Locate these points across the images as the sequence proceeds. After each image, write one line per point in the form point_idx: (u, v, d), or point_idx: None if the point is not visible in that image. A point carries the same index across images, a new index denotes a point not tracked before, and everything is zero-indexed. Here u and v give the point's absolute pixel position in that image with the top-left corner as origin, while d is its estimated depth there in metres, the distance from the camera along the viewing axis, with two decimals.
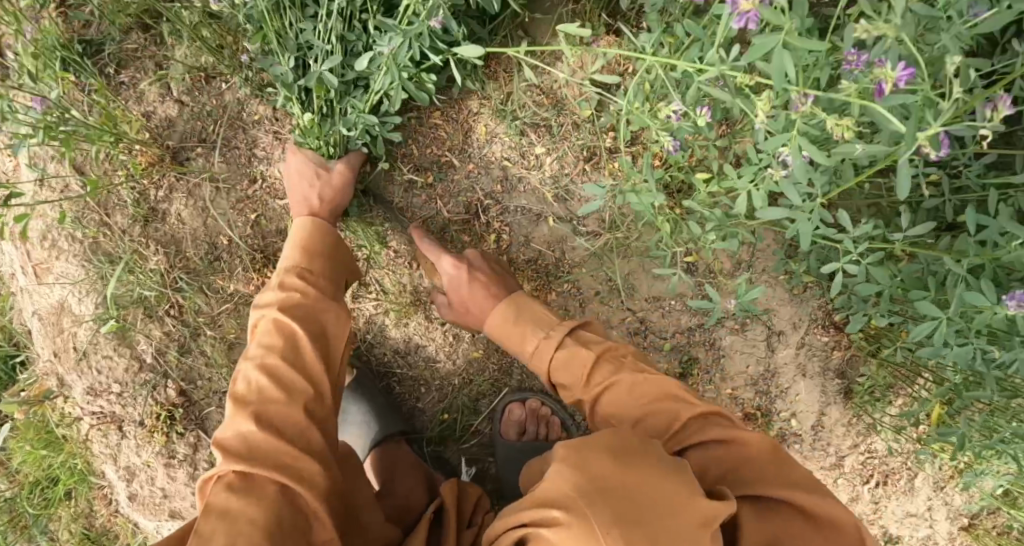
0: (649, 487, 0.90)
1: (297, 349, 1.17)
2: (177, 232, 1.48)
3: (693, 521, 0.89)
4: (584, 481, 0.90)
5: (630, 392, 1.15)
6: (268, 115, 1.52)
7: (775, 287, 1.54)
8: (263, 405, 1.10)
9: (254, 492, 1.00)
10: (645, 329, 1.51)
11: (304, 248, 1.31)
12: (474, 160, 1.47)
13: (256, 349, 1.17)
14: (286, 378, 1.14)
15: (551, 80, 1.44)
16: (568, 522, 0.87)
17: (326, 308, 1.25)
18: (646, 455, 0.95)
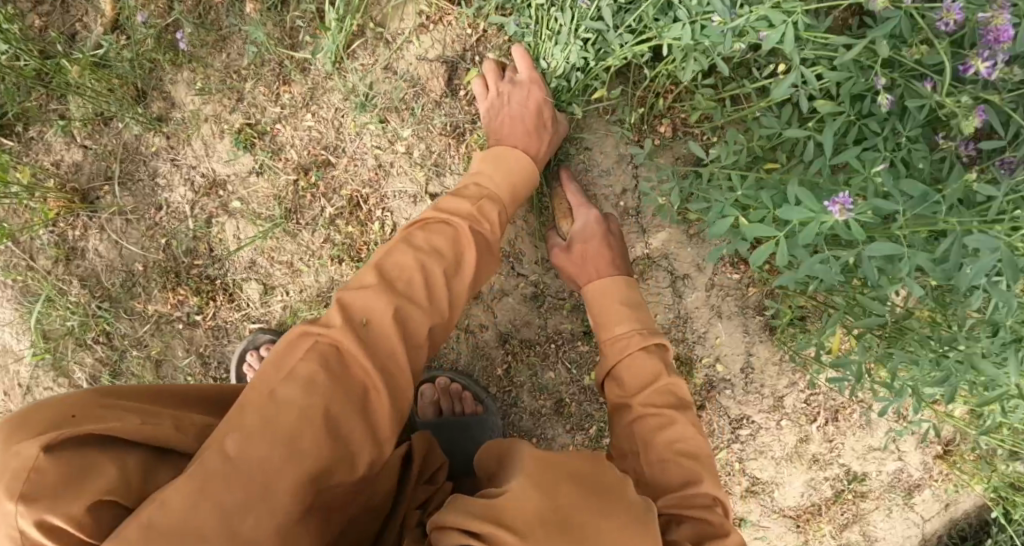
0: (609, 536, 0.84)
1: (456, 262, 1.16)
2: (96, 265, 1.59)
3: None
4: (548, 511, 0.84)
5: (676, 457, 1.10)
6: (163, 145, 1.60)
7: (669, 231, 1.51)
8: (405, 301, 1.09)
9: (331, 386, 0.97)
10: (539, 292, 1.52)
11: (508, 179, 1.32)
12: (349, 154, 1.54)
13: (421, 241, 1.16)
14: (434, 284, 1.13)
15: (408, 65, 1.51)
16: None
17: (492, 245, 1.24)
18: (618, 495, 0.89)
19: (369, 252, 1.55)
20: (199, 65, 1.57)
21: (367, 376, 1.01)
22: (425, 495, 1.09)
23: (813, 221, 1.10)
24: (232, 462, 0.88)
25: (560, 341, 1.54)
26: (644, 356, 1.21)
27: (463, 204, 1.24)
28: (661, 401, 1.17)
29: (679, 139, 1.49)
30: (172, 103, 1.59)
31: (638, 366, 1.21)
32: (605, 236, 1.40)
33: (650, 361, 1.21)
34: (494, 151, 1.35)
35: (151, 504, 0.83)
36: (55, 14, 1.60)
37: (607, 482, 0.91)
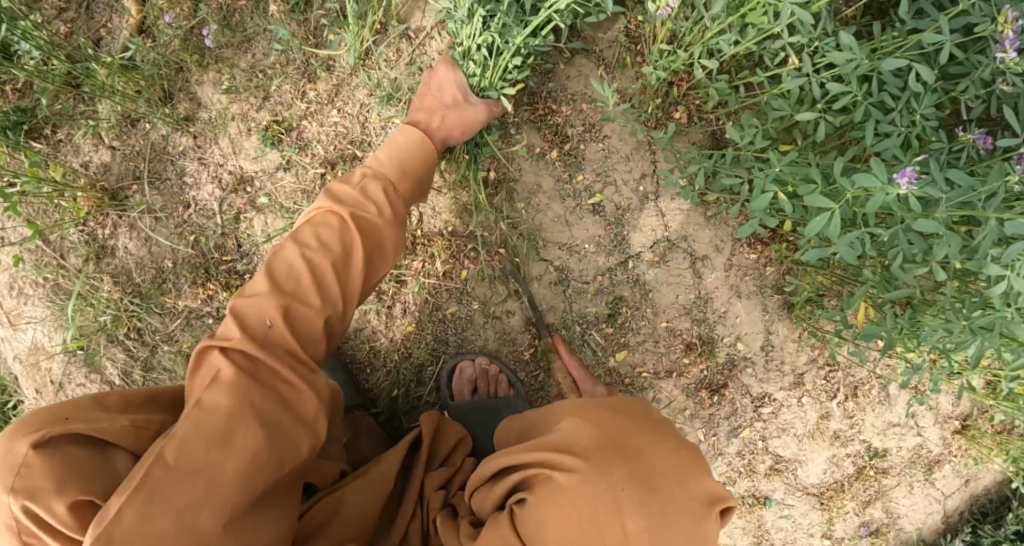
0: (658, 457, 1.03)
1: (345, 255, 1.18)
2: (126, 262, 1.63)
3: (692, 499, 1.01)
4: (602, 440, 1.03)
5: None
6: (190, 145, 1.65)
7: (689, 214, 1.55)
8: (296, 299, 1.12)
9: (249, 387, 1.02)
10: (564, 277, 1.56)
11: (397, 157, 1.29)
12: (374, 148, 1.58)
13: (307, 238, 1.17)
14: (324, 279, 1.15)
15: (430, 59, 1.55)
16: (583, 470, 1.00)
17: (385, 233, 1.22)
18: (660, 428, 1.08)
19: None
20: (225, 65, 1.62)
21: (276, 375, 1.06)
22: (443, 477, 1.22)
23: (880, 193, 1.05)
24: (174, 472, 0.93)
25: (585, 324, 1.57)
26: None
27: (345, 192, 1.22)
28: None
29: (694, 124, 1.53)
30: (199, 103, 1.64)
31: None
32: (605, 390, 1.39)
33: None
34: (395, 135, 1.33)
35: (106, 516, 0.89)
36: (80, 21, 1.67)
37: (650, 420, 1.09)
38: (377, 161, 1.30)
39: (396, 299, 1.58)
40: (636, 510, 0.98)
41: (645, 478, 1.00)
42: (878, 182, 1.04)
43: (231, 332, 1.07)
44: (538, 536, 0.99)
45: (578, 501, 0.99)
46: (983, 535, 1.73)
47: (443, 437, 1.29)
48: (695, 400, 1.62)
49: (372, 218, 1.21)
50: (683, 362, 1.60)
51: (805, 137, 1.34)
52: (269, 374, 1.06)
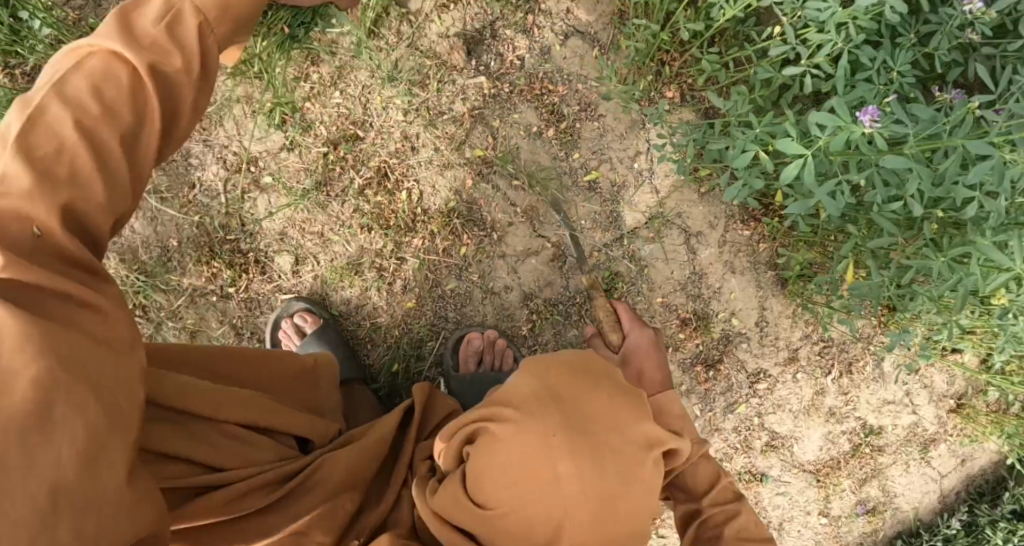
0: (598, 402, 0.93)
1: (139, 123, 0.83)
2: (132, 241, 1.66)
3: (632, 443, 0.93)
4: (541, 388, 0.93)
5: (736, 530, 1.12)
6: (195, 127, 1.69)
7: (682, 191, 1.59)
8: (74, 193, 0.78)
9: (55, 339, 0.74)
10: (561, 253, 1.59)
11: None
12: (375, 128, 1.61)
13: (75, 93, 0.80)
14: (103, 147, 0.80)
15: (430, 41, 1.59)
16: (517, 419, 0.90)
17: (188, 89, 0.86)
18: (605, 376, 0.98)
19: (397, 220, 1.60)
20: None
21: (50, 292, 0.76)
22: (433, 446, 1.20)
23: (843, 131, 1.08)
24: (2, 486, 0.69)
25: (582, 300, 1.60)
26: (725, 483, 1.12)
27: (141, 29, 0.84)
28: (747, 526, 1.08)
29: (687, 102, 1.57)
30: None
31: (720, 501, 1.10)
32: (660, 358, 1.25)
33: (732, 491, 1.12)
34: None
35: None
36: (88, 7, 1.71)
37: (595, 369, 0.98)
38: None
39: (397, 276, 1.61)
40: (570, 455, 0.88)
41: (579, 423, 0.90)
42: (838, 121, 1.08)
43: None
44: (476, 485, 0.91)
45: (516, 453, 0.89)
46: (980, 514, 1.71)
47: (435, 404, 1.27)
48: (690, 375, 1.64)
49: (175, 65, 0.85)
50: (679, 337, 1.62)
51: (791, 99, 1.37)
52: (58, 303, 0.76)
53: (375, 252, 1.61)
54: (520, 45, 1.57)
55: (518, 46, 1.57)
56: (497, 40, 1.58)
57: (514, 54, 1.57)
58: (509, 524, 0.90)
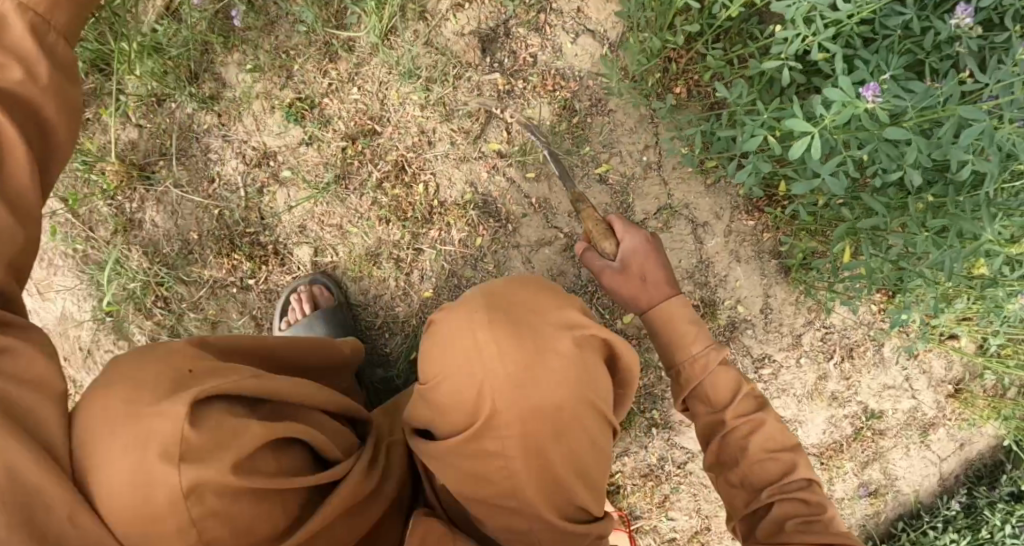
0: (524, 295, 1.11)
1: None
2: (154, 234, 1.70)
3: (550, 321, 1.08)
4: (479, 288, 1.13)
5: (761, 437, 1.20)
6: (215, 123, 1.73)
7: (689, 183, 1.65)
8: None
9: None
10: (573, 243, 1.64)
11: None
12: (392, 123, 1.66)
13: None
14: None
15: (447, 37, 1.64)
16: (454, 306, 1.10)
17: (46, 102, 1.02)
18: (541, 284, 1.16)
19: (414, 212, 1.66)
20: (249, 47, 1.71)
21: None
22: None
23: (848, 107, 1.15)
24: None
25: (594, 288, 1.65)
26: (724, 369, 1.25)
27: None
28: (745, 406, 1.22)
29: (693, 98, 1.64)
30: (223, 83, 1.73)
31: (720, 385, 1.24)
32: (659, 256, 1.34)
33: (732, 374, 1.25)
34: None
35: None
36: None
37: (535, 281, 1.17)
38: None
39: (415, 267, 1.66)
40: (486, 323, 1.05)
41: (496, 307, 1.08)
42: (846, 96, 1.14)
43: None
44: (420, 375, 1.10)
45: (447, 328, 1.07)
46: (978, 496, 1.77)
47: None
48: None
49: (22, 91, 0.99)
50: None
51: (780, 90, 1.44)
52: None
53: (392, 244, 1.66)
54: (533, 43, 1.63)
55: (531, 43, 1.63)
56: (509, 38, 1.63)
57: (527, 51, 1.63)
58: (445, 394, 1.05)
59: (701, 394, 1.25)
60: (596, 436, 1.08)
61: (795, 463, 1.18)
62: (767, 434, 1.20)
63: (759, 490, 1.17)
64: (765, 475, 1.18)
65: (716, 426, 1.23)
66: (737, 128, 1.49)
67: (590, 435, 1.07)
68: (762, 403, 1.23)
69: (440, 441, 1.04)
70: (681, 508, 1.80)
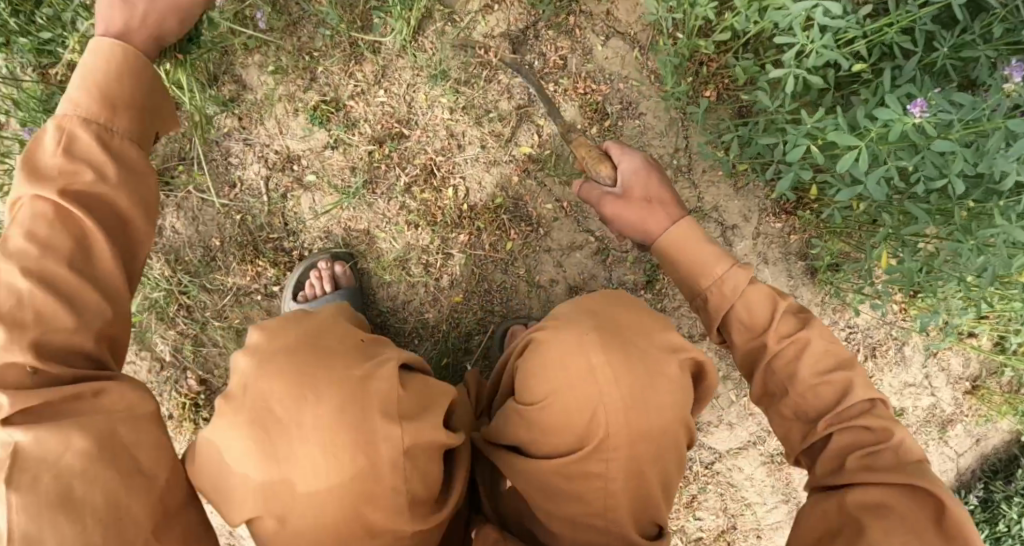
0: (625, 317, 1.17)
1: (80, 250, 1.04)
2: (174, 241, 1.66)
3: (655, 345, 1.14)
4: (580, 308, 1.18)
5: (813, 358, 1.19)
6: (236, 126, 1.70)
7: (718, 185, 1.65)
8: (42, 327, 0.98)
9: (50, 514, 0.89)
10: (605, 247, 1.63)
11: (105, 95, 1.10)
12: (421, 126, 1.64)
13: (21, 247, 1.01)
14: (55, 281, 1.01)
15: (475, 38, 1.62)
16: (559, 327, 1.14)
17: (122, 193, 1.09)
18: (633, 304, 1.21)
19: (444, 216, 1.63)
20: (270, 48, 1.66)
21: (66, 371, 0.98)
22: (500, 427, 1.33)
23: (898, 123, 1.13)
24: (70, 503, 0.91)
25: (625, 292, 1.64)
26: (755, 289, 1.25)
27: (43, 171, 1.04)
28: (785, 327, 1.22)
29: (723, 101, 1.63)
30: (243, 85, 1.69)
31: (752, 306, 1.25)
32: (652, 180, 1.39)
33: (762, 293, 1.25)
34: (86, 66, 1.11)
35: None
36: None
37: (624, 300, 1.23)
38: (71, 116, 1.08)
39: (445, 272, 1.64)
40: (601, 347, 1.09)
41: (615, 339, 1.11)
42: (897, 111, 1.12)
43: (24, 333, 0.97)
44: (525, 394, 1.12)
45: (558, 349, 1.11)
46: (996, 491, 1.81)
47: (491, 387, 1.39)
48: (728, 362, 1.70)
49: (102, 186, 1.07)
50: None
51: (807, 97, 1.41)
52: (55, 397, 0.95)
53: (421, 248, 1.64)
54: (563, 46, 1.62)
55: (561, 46, 1.62)
56: (539, 40, 1.62)
57: (557, 54, 1.62)
58: (560, 416, 1.08)
59: (735, 319, 1.26)
60: (682, 456, 1.16)
61: (851, 382, 1.17)
62: (816, 355, 1.19)
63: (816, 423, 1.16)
64: (823, 403, 1.17)
65: (755, 347, 1.24)
66: (771, 134, 1.47)
67: (678, 455, 1.15)
68: (804, 320, 1.23)
69: (550, 461, 1.08)
70: (707, 507, 1.81)
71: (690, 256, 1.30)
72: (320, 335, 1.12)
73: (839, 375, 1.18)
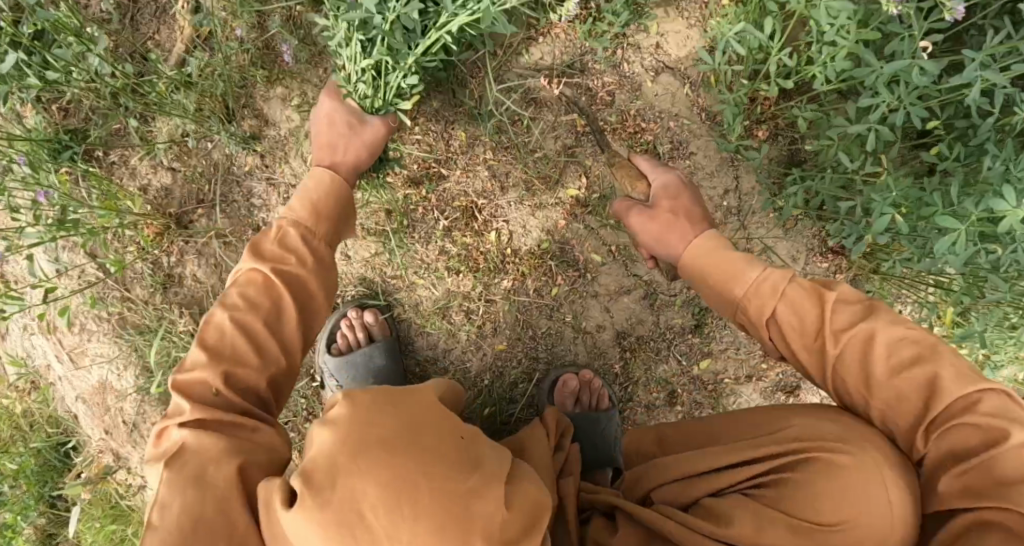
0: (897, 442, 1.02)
1: (277, 312, 1.12)
2: (196, 291, 1.55)
3: None
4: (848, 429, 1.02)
5: (892, 353, 0.99)
6: (258, 164, 1.59)
7: (768, 226, 1.59)
8: (235, 364, 1.05)
9: (185, 486, 0.93)
10: (652, 291, 1.58)
11: (313, 201, 1.23)
12: (461, 166, 1.53)
13: (233, 300, 1.10)
14: (254, 340, 1.08)
15: (518, 73, 1.51)
16: (848, 454, 0.97)
17: (316, 284, 1.17)
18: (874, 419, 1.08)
19: (486, 262, 1.55)
20: (296, 81, 1.56)
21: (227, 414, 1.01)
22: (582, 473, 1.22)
23: (1012, 215, 1.08)
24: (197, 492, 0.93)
25: (672, 336, 1.60)
26: (795, 287, 1.08)
27: (264, 249, 1.16)
28: (840, 321, 1.04)
29: (777, 140, 1.56)
30: (266, 120, 1.58)
31: (797, 305, 1.07)
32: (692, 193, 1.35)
33: (805, 289, 1.07)
34: (305, 182, 1.27)
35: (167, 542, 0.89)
36: (124, 31, 1.59)
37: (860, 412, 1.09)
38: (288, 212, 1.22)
39: (487, 320, 1.57)
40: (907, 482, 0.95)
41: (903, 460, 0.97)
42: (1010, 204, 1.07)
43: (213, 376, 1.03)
44: (810, 509, 0.96)
45: (856, 480, 0.95)
46: None
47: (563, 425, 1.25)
48: (772, 401, 1.65)
49: (303, 269, 1.16)
50: (761, 367, 1.64)
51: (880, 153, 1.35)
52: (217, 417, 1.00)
53: (462, 296, 1.56)
54: (610, 81, 1.53)
55: (607, 81, 1.53)
56: (586, 75, 1.52)
57: (604, 90, 1.53)
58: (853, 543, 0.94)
59: (782, 324, 1.09)
60: None
61: (938, 377, 0.96)
62: (888, 349, 1.00)
63: (912, 441, 0.98)
64: (914, 411, 0.98)
65: (809, 348, 1.06)
66: (837, 187, 1.41)
67: None
68: (866, 308, 1.04)
69: None
70: None
71: (723, 269, 1.19)
72: (417, 419, 0.90)
73: (926, 364, 0.97)
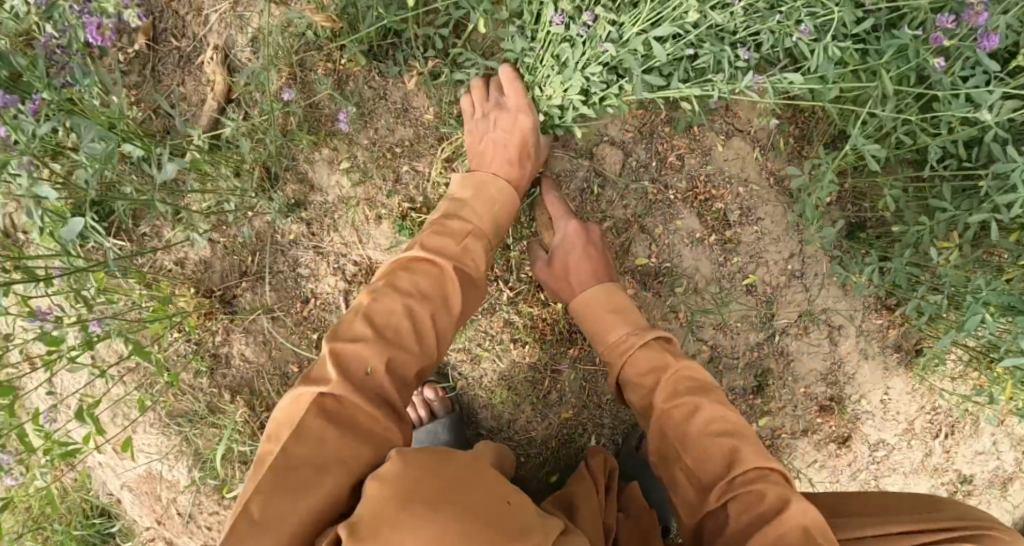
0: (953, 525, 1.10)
1: (442, 306, 1.11)
2: (246, 372, 1.46)
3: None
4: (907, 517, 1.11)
5: (713, 420, 1.12)
6: (303, 232, 1.47)
7: (830, 287, 1.55)
8: (396, 350, 1.03)
9: (296, 472, 0.88)
10: (716, 355, 1.56)
11: (487, 208, 1.26)
12: (529, 236, 1.47)
13: (405, 283, 1.09)
14: (419, 330, 1.07)
15: (589, 133, 1.46)
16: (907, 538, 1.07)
17: (473, 287, 1.17)
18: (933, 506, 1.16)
19: (554, 331, 1.50)
20: (344, 143, 1.45)
21: (366, 415, 0.96)
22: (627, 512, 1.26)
23: None
24: (300, 481, 0.88)
25: (734, 396, 1.58)
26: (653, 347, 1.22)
27: (431, 239, 1.16)
28: (677, 388, 1.16)
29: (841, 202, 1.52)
30: (310, 186, 1.46)
31: (649, 360, 1.20)
32: (586, 247, 1.36)
33: (656, 348, 1.21)
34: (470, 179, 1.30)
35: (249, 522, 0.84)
36: (146, 85, 1.48)
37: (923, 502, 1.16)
38: (462, 208, 1.25)
39: (553, 389, 1.52)
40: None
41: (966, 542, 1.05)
42: None
43: (369, 359, 1.00)
44: None
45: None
46: None
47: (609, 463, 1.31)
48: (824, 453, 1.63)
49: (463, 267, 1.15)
50: (817, 420, 1.62)
51: (956, 232, 1.36)
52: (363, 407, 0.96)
53: (528, 367, 1.51)
54: (680, 144, 1.48)
55: (677, 144, 1.48)
56: (655, 139, 1.47)
57: (674, 154, 1.48)
58: None
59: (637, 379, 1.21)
60: None
61: (740, 449, 1.08)
62: (708, 422, 1.12)
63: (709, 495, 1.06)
64: (715, 471, 1.08)
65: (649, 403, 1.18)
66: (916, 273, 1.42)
67: None
68: (702, 384, 1.17)
69: None
70: None
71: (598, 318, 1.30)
72: (465, 482, 0.83)
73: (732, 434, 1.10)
